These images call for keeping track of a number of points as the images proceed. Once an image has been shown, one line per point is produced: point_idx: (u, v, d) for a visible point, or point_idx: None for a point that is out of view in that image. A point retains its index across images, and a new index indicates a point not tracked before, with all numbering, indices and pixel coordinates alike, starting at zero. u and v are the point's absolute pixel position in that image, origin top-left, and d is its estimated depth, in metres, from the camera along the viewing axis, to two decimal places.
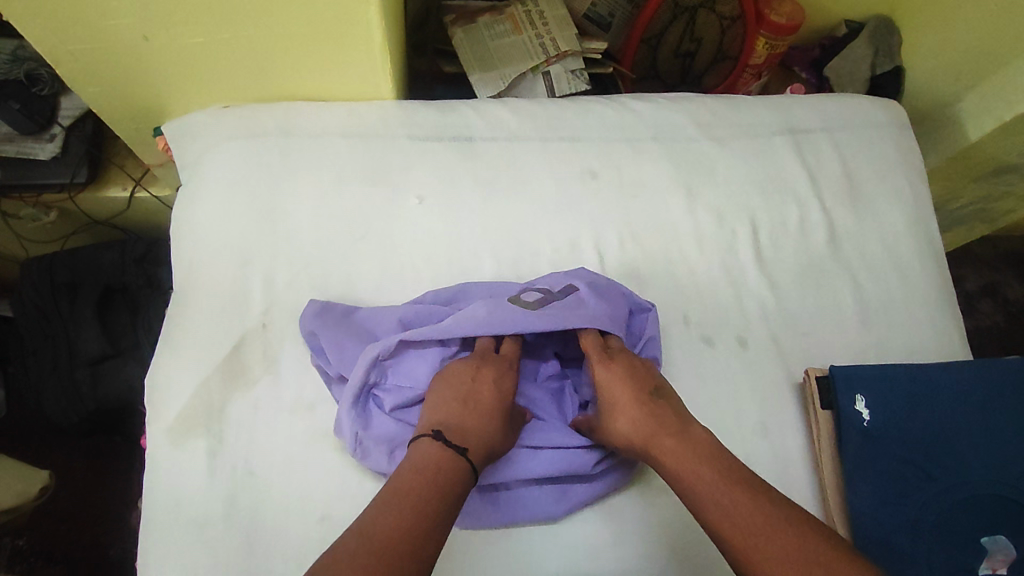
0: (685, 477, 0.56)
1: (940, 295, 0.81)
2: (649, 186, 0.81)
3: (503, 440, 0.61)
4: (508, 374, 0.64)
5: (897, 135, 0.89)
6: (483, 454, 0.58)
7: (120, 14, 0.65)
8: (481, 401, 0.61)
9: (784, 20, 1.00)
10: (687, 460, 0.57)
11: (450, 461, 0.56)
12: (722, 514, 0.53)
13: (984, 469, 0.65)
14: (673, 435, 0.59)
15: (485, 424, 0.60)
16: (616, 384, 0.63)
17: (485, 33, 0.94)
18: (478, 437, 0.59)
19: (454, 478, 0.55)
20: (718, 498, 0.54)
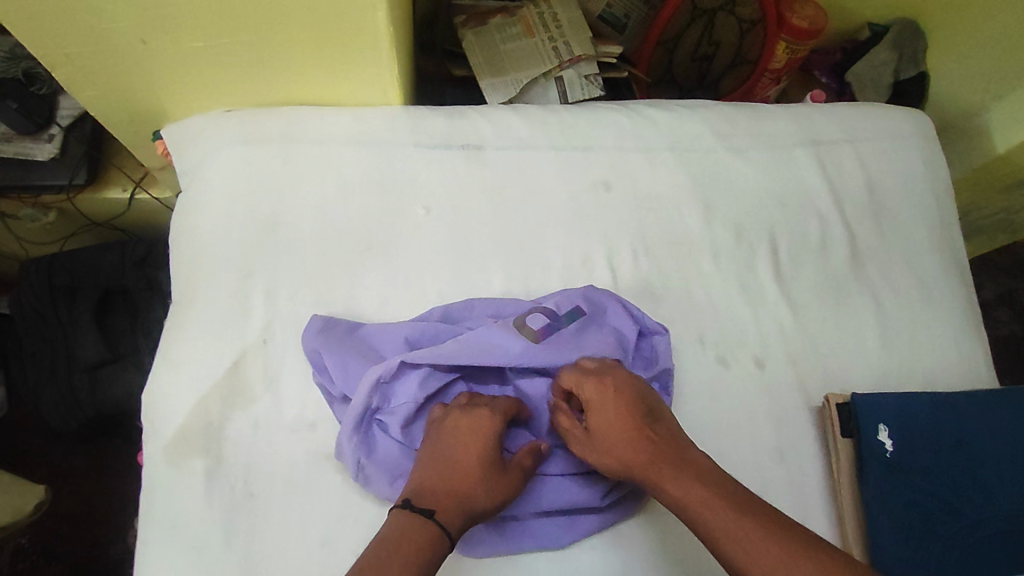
0: (697, 514, 0.52)
1: (964, 316, 0.78)
2: (665, 198, 0.78)
3: (487, 501, 0.56)
4: (496, 425, 0.60)
5: (923, 147, 0.86)
6: (457, 518, 0.55)
7: (116, 17, 0.62)
8: (460, 460, 0.57)
9: (806, 24, 0.96)
10: (694, 494, 0.53)
11: (419, 528, 0.52)
12: (742, 555, 0.49)
13: (1008, 504, 0.63)
14: (676, 469, 0.55)
15: (465, 485, 0.56)
16: (605, 412, 0.59)
17: (497, 35, 0.91)
18: (453, 499, 0.55)
19: (423, 549, 0.51)
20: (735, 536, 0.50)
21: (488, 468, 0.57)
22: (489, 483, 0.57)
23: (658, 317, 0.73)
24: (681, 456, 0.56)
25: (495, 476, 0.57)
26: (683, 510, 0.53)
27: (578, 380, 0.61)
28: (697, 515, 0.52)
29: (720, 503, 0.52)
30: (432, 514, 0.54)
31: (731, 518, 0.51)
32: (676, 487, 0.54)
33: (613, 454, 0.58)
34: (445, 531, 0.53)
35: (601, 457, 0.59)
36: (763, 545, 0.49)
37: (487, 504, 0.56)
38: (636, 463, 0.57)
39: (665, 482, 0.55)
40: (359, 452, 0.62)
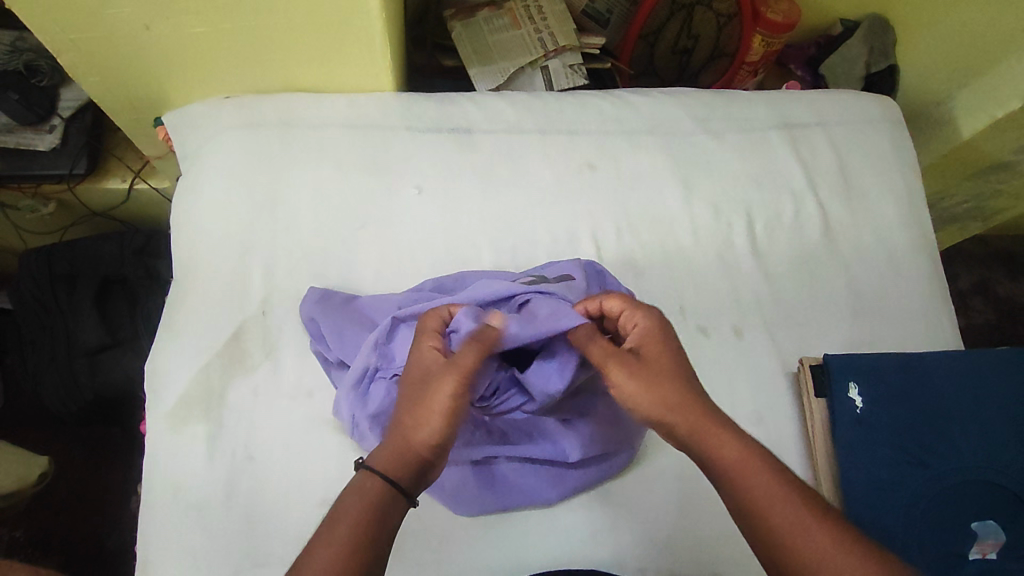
0: (736, 468, 0.50)
1: (932, 287, 0.82)
2: (646, 178, 0.82)
3: (420, 422, 0.52)
4: (426, 351, 0.56)
5: (891, 130, 0.90)
6: (391, 456, 0.51)
7: (122, 4, 0.65)
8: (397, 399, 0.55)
9: (780, 18, 1.01)
10: (739, 450, 0.51)
11: (354, 480, 0.51)
12: (780, 526, 0.47)
13: (974, 455, 0.67)
14: (723, 425, 0.52)
15: (397, 421, 0.53)
16: (659, 342, 0.56)
17: (485, 28, 0.95)
18: (388, 440, 0.52)
19: (358, 498, 0.49)
20: (778, 507, 0.48)
21: (414, 393, 0.53)
22: (415, 405, 0.52)
23: (641, 289, 0.77)
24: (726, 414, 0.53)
25: (422, 397, 0.52)
26: (720, 466, 0.51)
27: (632, 308, 0.58)
28: (734, 477, 0.50)
29: (754, 464, 0.50)
30: (364, 463, 0.52)
31: (778, 487, 0.49)
32: (719, 441, 0.51)
33: (659, 382, 0.54)
34: (374, 474, 0.50)
35: (647, 378, 0.54)
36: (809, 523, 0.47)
37: (419, 426, 0.51)
38: (677, 402, 0.53)
39: (710, 433, 0.52)
40: (355, 405, 0.64)
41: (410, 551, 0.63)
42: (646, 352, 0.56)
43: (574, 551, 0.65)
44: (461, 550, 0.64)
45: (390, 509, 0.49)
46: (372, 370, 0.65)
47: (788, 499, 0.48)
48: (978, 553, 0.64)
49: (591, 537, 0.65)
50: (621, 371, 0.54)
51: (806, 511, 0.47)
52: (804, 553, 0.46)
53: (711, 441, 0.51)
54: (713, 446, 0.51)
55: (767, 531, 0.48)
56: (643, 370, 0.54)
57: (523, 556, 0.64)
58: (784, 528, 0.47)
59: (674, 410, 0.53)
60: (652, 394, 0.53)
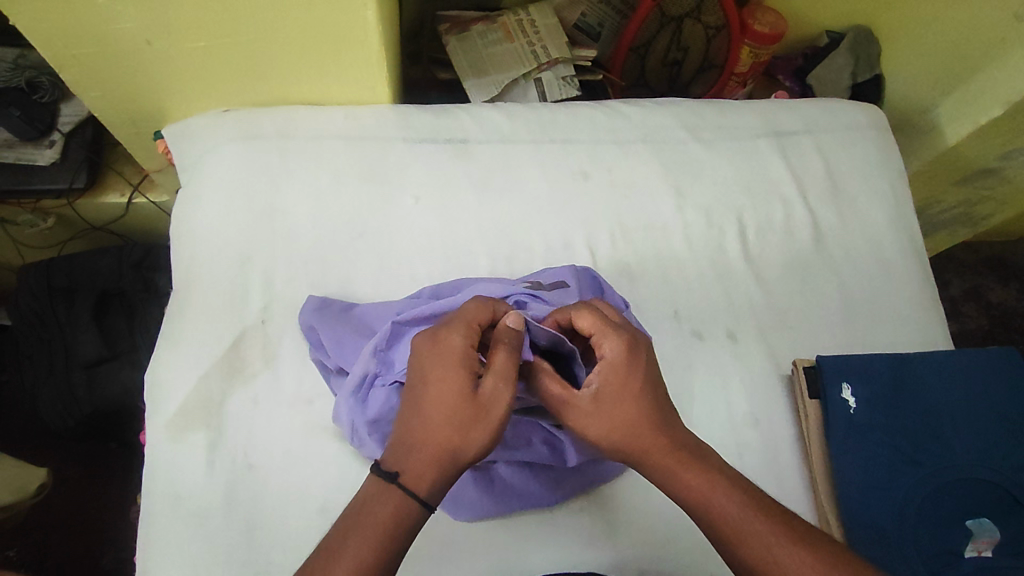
0: (704, 504, 0.52)
1: (922, 290, 0.84)
2: (640, 186, 0.84)
3: (467, 441, 0.52)
4: (465, 352, 0.54)
5: (878, 137, 0.92)
6: (432, 475, 0.51)
7: (123, 19, 0.67)
8: (428, 403, 0.53)
9: (767, 29, 1.04)
10: (704, 488, 0.52)
11: (386, 497, 0.50)
12: (757, 553, 0.50)
13: (966, 454, 0.68)
14: (687, 460, 0.54)
15: (435, 433, 0.52)
16: (619, 378, 0.55)
17: (479, 41, 0.97)
18: (424, 452, 0.52)
19: (393, 515, 0.50)
20: (749, 537, 0.50)
21: (457, 408, 0.52)
22: (462, 423, 0.52)
23: (636, 295, 0.78)
24: (692, 447, 0.55)
25: (472, 414, 0.52)
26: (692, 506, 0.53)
27: (603, 331, 0.56)
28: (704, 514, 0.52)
29: (724, 497, 0.52)
30: (398, 480, 0.51)
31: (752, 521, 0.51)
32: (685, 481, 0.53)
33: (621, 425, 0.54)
34: (414, 496, 0.50)
35: (600, 423, 0.55)
36: (788, 556, 0.49)
37: (467, 446, 0.52)
38: (642, 445, 0.54)
39: (678, 472, 0.53)
40: (356, 408, 0.65)
41: (411, 557, 0.63)
42: (609, 389, 0.55)
43: (574, 555, 0.65)
44: (461, 556, 0.64)
45: (410, 520, 0.50)
46: (373, 373, 0.65)
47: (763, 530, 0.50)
48: (973, 551, 0.65)
49: (590, 541, 0.66)
50: (578, 417, 0.55)
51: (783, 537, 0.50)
52: None
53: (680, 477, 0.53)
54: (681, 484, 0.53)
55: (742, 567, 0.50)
56: (604, 412, 0.55)
57: (524, 562, 0.64)
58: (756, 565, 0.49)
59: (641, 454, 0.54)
60: (616, 435, 0.54)
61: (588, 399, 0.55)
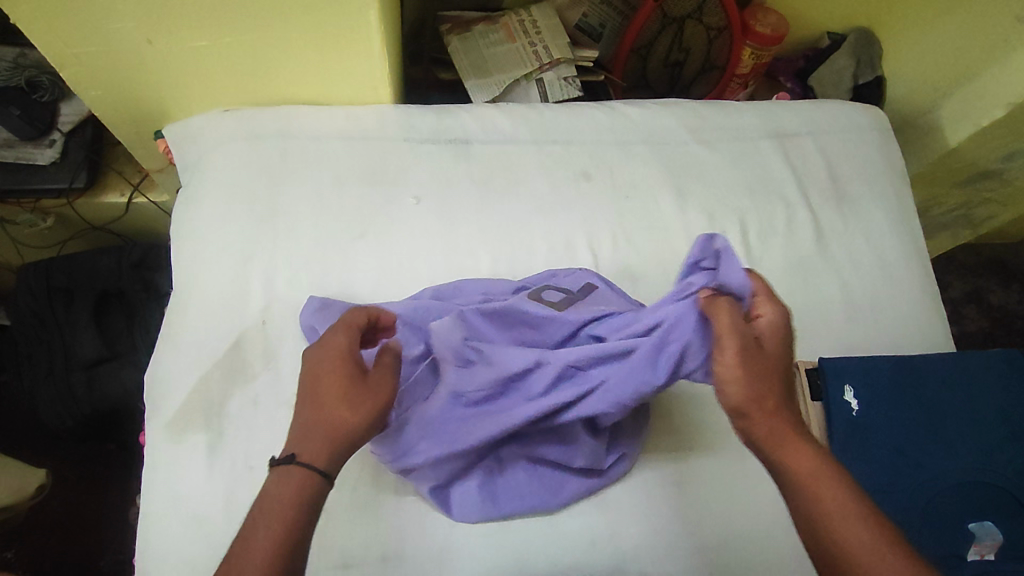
0: (808, 482, 0.47)
1: (923, 292, 0.84)
2: (641, 187, 0.83)
3: (359, 419, 0.52)
4: (348, 345, 0.55)
5: (880, 139, 0.92)
6: (323, 451, 0.50)
7: (123, 18, 0.66)
8: (315, 393, 0.52)
9: (769, 31, 1.04)
10: (820, 467, 0.47)
11: (285, 479, 0.48)
12: (853, 544, 0.43)
13: (971, 456, 0.68)
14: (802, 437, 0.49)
15: (326, 410, 0.51)
16: (776, 341, 0.53)
17: (480, 42, 0.97)
18: (315, 432, 0.51)
19: (293, 494, 0.48)
20: (846, 526, 0.44)
21: (346, 383, 0.53)
22: (351, 398, 0.52)
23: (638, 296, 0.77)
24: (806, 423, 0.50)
25: (361, 394, 0.53)
26: (798, 477, 0.47)
27: (767, 299, 0.55)
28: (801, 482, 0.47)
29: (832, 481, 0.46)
30: (296, 461, 0.49)
31: (854, 503, 0.45)
32: (786, 449, 0.48)
33: (762, 372, 0.50)
34: (315, 469, 0.49)
35: (748, 368, 0.50)
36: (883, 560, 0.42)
37: (354, 419, 0.52)
38: (772, 406, 0.49)
39: (794, 443, 0.48)
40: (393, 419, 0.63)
41: (413, 559, 0.63)
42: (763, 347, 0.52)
43: (576, 556, 0.65)
44: (461, 557, 0.63)
45: (315, 496, 0.49)
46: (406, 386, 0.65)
47: (860, 514, 0.45)
48: (976, 554, 0.65)
49: (593, 543, 0.65)
50: (727, 356, 0.51)
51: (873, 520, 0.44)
52: None
53: (793, 449, 0.48)
54: (792, 456, 0.48)
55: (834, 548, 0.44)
56: (750, 362, 0.50)
57: (527, 564, 0.64)
58: (858, 551, 0.43)
59: (758, 408, 0.49)
60: (755, 390, 0.49)
61: (749, 347, 0.51)
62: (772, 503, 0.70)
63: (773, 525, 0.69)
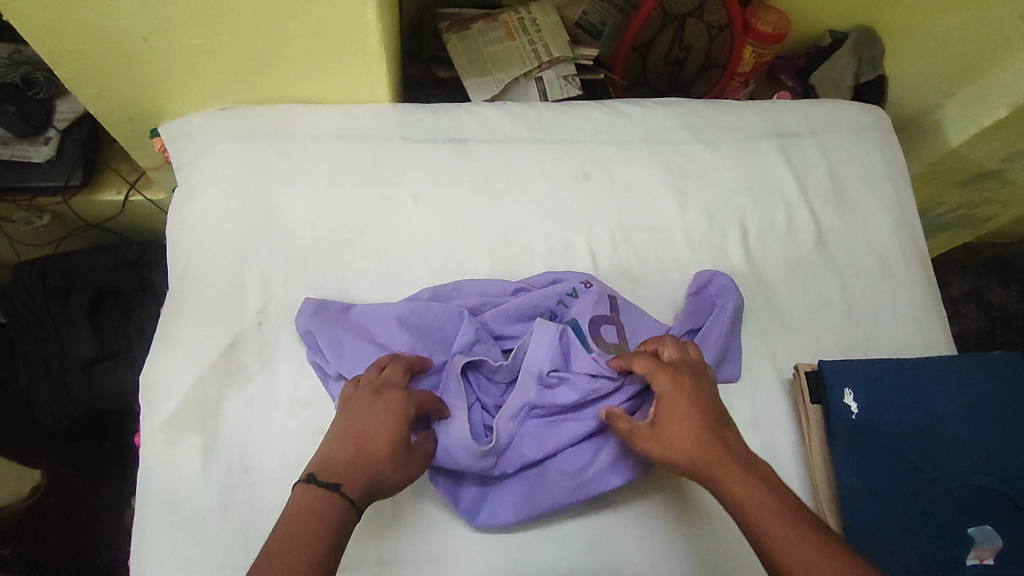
0: (747, 515, 0.51)
1: (924, 294, 0.83)
2: (640, 188, 0.83)
3: (395, 477, 0.55)
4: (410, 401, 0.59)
5: (881, 138, 0.92)
6: (361, 489, 0.52)
7: (119, 15, 0.66)
8: (368, 435, 0.55)
9: (770, 29, 1.04)
10: (751, 497, 0.51)
11: (324, 506, 0.50)
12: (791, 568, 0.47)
13: (970, 460, 0.67)
14: (738, 470, 0.53)
15: (372, 454, 0.54)
16: (679, 398, 0.59)
17: (479, 40, 0.96)
18: (358, 468, 0.53)
19: (329, 524, 0.49)
20: (784, 551, 0.48)
21: (397, 442, 0.56)
22: (398, 456, 0.55)
23: (637, 298, 0.77)
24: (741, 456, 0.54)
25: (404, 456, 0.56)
26: (735, 510, 0.52)
27: (657, 369, 0.61)
28: (755, 526, 0.50)
29: (767, 506, 0.50)
30: (339, 490, 0.51)
31: (785, 525, 0.49)
32: (736, 487, 0.52)
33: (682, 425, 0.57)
34: (353, 507, 0.51)
35: (662, 444, 0.57)
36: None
37: (394, 476, 0.55)
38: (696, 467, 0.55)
39: (722, 481, 0.53)
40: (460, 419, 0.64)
41: (410, 563, 0.63)
42: (664, 414, 0.58)
43: (574, 560, 0.64)
44: (458, 558, 0.63)
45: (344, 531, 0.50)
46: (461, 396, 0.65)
47: (793, 536, 0.48)
48: (974, 559, 0.64)
49: (591, 546, 0.65)
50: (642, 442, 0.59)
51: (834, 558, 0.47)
52: None
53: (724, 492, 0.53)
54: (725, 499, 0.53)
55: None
56: (661, 432, 0.57)
57: (524, 567, 0.64)
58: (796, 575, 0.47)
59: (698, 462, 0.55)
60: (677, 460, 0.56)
61: (650, 427, 0.59)
62: None
63: None
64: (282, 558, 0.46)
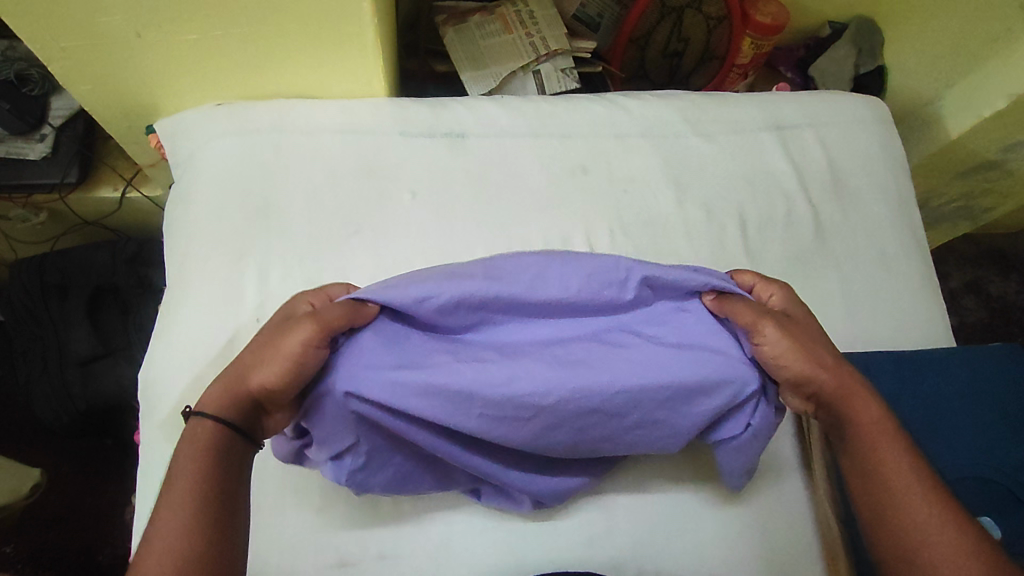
0: (867, 433, 0.56)
1: (924, 287, 0.83)
2: (640, 181, 0.82)
3: (257, 373, 0.53)
4: (293, 309, 0.59)
5: (881, 131, 0.92)
6: (225, 407, 0.52)
7: (112, 11, 0.65)
8: (245, 350, 0.57)
9: (768, 20, 1.03)
10: (875, 420, 0.57)
11: (193, 427, 0.52)
12: (896, 484, 0.53)
13: (969, 452, 0.67)
14: (864, 392, 0.58)
15: (240, 362, 0.55)
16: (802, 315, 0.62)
17: (477, 32, 0.96)
18: (221, 390, 0.53)
19: (200, 443, 0.50)
20: (893, 469, 0.54)
21: (264, 344, 0.55)
22: (260, 354, 0.54)
23: None
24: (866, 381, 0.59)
25: (267, 350, 0.54)
26: (858, 427, 0.57)
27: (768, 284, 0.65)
28: (868, 442, 0.56)
29: (887, 433, 0.56)
30: (193, 408, 0.53)
31: (897, 453, 0.55)
32: (863, 410, 0.57)
33: (807, 346, 0.58)
34: (208, 415, 0.51)
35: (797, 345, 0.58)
36: (923, 496, 0.52)
37: (251, 377, 0.53)
38: (838, 379, 0.57)
39: (851, 399, 0.57)
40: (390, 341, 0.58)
41: (410, 558, 0.63)
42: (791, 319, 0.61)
43: (574, 556, 0.64)
44: (459, 554, 0.63)
45: (220, 444, 0.51)
46: (468, 277, 0.59)
47: (908, 461, 0.54)
48: None
49: (591, 541, 0.65)
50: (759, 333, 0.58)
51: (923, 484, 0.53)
52: (919, 516, 0.52)
53: (854, 403, 0.57)
54: (855, 408, 0.57)
55: (882, 485, 0.54)
56: (794, 334, 0.58)
57: (526, 563, 0.64)
58: (898, 486, 0.53)
59: (826, 383, 0.57)
60: (817, 367, 0.57)
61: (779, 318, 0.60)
62: (770, 498, 0.69)
63: (773, 524, 0.68)
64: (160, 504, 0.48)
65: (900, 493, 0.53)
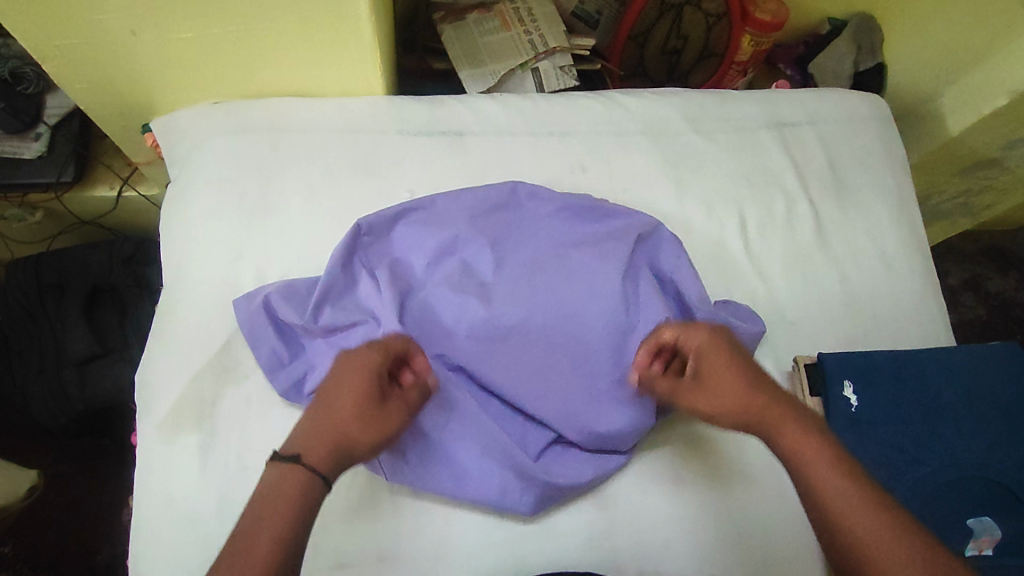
0: (794, 458, 0.49)
1: (924, 285, 0.83)
2: (639, 179, 0.82)
3: (362, 436, 0.51)
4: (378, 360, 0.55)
5: (882, 129, 0.91)
6: (331, 462, 0.49)
7: (106, 9, 0.64)
8: (331, 400, 0.52)
9: (768, 17, 1.02)
10: (798, 440, 0.50)
11: (285, 482, 0.47)
12: (839, 514, 0.46)
13: (970, 452, 0.67)
14: (782, 411, 0.52)
15: (341, 416, 0.51)
16: (717, 353, 0.57)
17: (475, 29, 0.95)
18: (326, 449, 0.50)
19: (294, 497, 0.46)
20: (828, 497, 0.46)
21: (364, 400, 0.52)
22: (369, 418, 0.52)
23: None
24: (784, 397, 0.53)
25: (373, 412, 0.52)
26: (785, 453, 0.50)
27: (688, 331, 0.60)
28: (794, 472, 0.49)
29: (819, 454, 0.48)
30: (299, 461, 0.48)
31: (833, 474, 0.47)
32: (785, 430, 0.51)
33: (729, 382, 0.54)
34: (319, 475, 0.48)
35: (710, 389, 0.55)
36: (869, 522, 0.45)
37: (362, 439, 0.51)
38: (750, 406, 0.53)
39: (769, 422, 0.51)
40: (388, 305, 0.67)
41: (409, 559, 0.63)
42: (707, 368, 0.56)
43: (573, 556, 0.64)
44: (458, 555, 0.63)
45: (313, 498, 0.47)
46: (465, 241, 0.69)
47: (842, 481, 0.47)
48: (974, 550, 0.65)
49: (591, 540, 0.65)
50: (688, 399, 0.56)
51: (870, 506, 0.45)
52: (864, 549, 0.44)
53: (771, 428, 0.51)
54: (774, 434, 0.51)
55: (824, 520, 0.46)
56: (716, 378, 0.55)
57: (526, 563, 0.64)
58: (837, 515, 0.46)
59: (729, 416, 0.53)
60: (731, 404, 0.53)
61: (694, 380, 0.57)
62: (770, 497, 0.69)
63: (772, 523, 0.68)
64: (239, 552, 0.43)
65: (841, 525, 0.45)
